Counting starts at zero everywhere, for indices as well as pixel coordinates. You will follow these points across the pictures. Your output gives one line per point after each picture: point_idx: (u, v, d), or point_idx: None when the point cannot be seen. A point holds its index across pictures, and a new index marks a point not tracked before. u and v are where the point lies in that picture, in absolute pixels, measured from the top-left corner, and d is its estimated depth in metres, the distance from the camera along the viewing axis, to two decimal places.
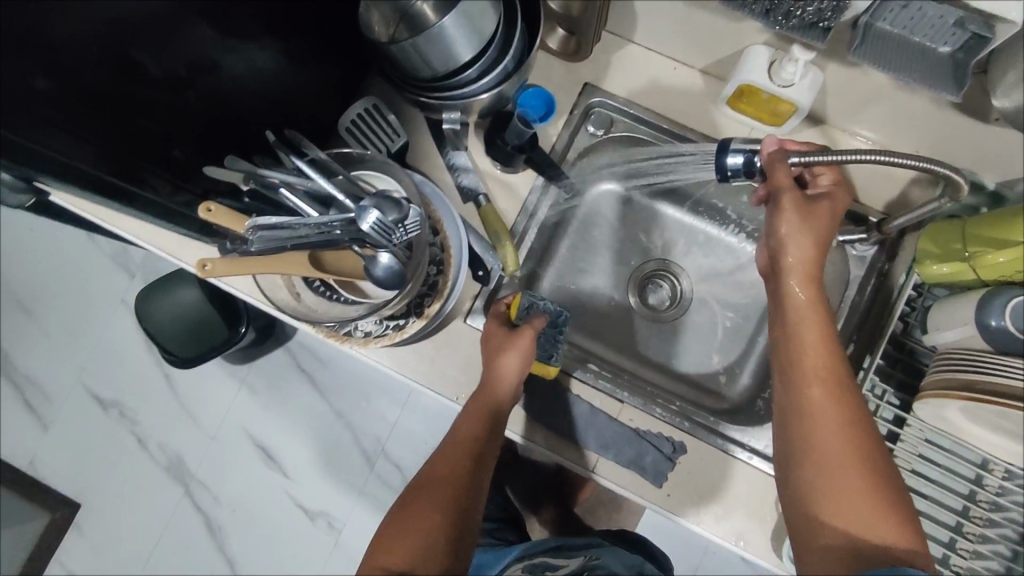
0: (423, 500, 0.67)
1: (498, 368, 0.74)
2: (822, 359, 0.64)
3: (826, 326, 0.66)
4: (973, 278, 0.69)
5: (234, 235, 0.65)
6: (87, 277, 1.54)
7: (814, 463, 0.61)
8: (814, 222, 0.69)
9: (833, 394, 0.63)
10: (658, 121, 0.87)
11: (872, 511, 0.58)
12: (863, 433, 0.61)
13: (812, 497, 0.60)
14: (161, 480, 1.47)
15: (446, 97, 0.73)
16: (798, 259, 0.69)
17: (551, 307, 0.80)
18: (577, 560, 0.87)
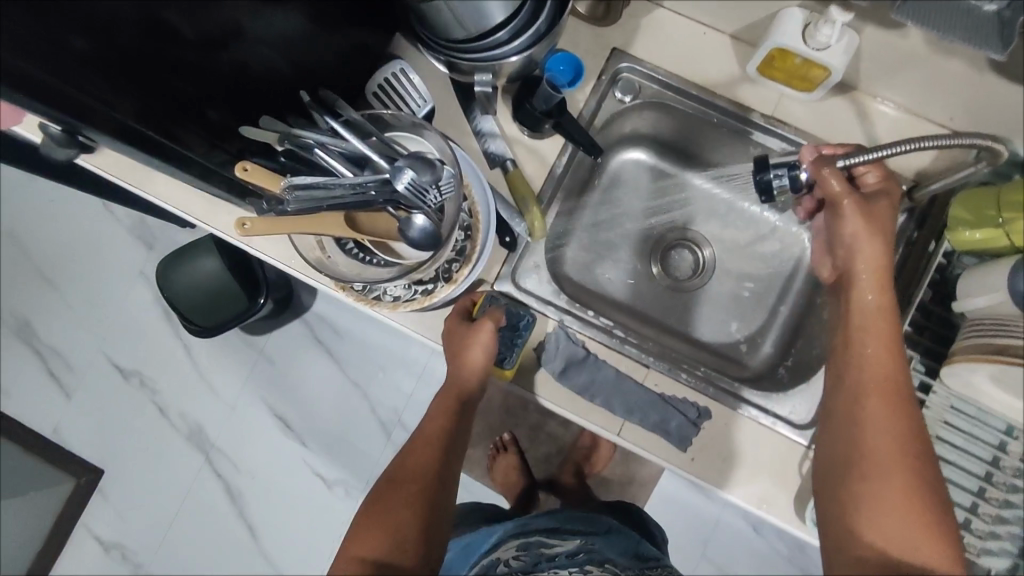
0: (399, 492, 0.74)
1: (460, 363, 0.77)
2: (881, 370, 0.68)
3: (892, 337, 0.70)
4: (1006, 243, 0.70)
5: (270, 195, 0.66)
6: (107, 248, 1.55)
7: (862, 474, 0.65)
8: (878, 228, 0.73)
9: (890, 404, 0.67)
10: (687, 87, 0.87)
11: (908, 519, 0.62)
12: (914, 444, 0.65)
13: (853, 501, 0.65)
14: (183, 448, 1.49)
15: (476, 58, 0.72)
16: (869, 268, 0.73)
17: (513, 310, 0.81)
18: (574, 541, 0.86)
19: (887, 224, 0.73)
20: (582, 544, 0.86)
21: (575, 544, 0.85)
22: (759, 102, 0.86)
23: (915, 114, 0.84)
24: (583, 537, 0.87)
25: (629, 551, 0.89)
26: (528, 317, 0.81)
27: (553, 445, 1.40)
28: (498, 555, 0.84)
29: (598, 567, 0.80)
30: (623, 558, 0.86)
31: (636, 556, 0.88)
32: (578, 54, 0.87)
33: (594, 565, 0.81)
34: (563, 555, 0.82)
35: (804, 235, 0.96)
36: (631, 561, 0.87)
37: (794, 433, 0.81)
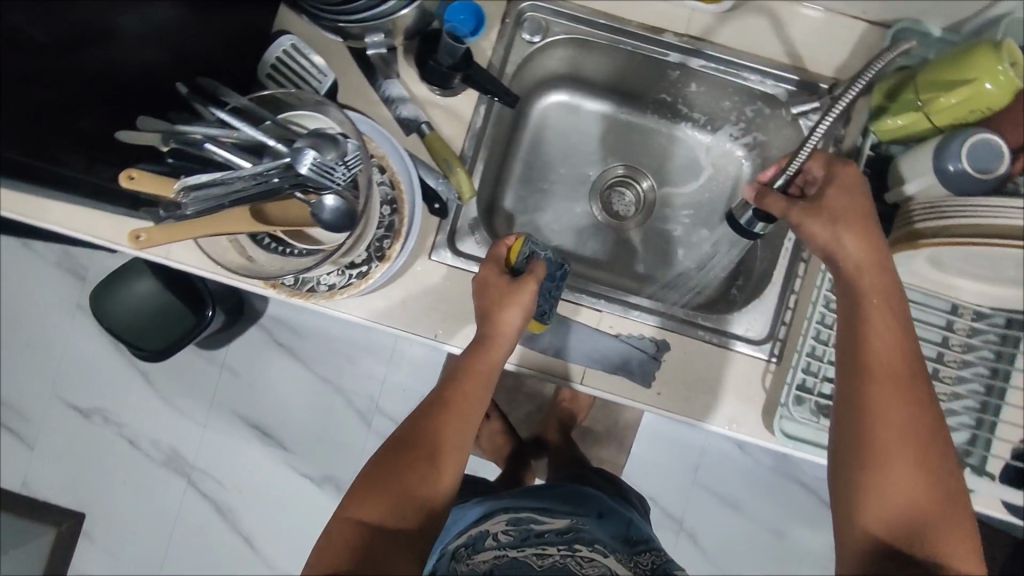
0: (405, 456, 0.66)
1: (498, 322, 0.72)
2: (888, 351, 0.60)
3: (899, 319, 0.61)
4: (928, 126, 0.70)
5: (166, 201, 0.61)
6: (36, 288, 1.46)
7: (870, 461, 0.57)
8: (835, 218, 0.66)
9: (906, 397, 0.58)
10: (596, 17, 0.84)
11: (928, 529, 0.55)
12: (932, 443, 0.57)
13: (867, 514, 0.56)
14: (162, 476, 1.45)
15: (366, 19, 0.67)
16: (852, 250, 0.65)
17: (551, 260, 0.78)
18: (564, 520, 0.82)
19: (860, 206, 0.66)
20: (572, 523, 0.82)
21: (566, 523, 0.81)
22: (669, 22, 0.84)
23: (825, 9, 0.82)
24: (573, 518, 0.83)
25: (618, 535, 0.84)
26: (565, 267, 0.78)
27: (532, 404, 1.40)
28: (487, 527, 0.79)
29: (587, 546, 0.76)
30: (612, 541, 0.81)
31: (625, 539, 0.83)
32: None
33: (583, 544, 0.76)
34: (552, 532, 0.78)
35: (738, 152, 0.94)
36: (620, 545, 0.81)
37: (751, 348, 0.81)
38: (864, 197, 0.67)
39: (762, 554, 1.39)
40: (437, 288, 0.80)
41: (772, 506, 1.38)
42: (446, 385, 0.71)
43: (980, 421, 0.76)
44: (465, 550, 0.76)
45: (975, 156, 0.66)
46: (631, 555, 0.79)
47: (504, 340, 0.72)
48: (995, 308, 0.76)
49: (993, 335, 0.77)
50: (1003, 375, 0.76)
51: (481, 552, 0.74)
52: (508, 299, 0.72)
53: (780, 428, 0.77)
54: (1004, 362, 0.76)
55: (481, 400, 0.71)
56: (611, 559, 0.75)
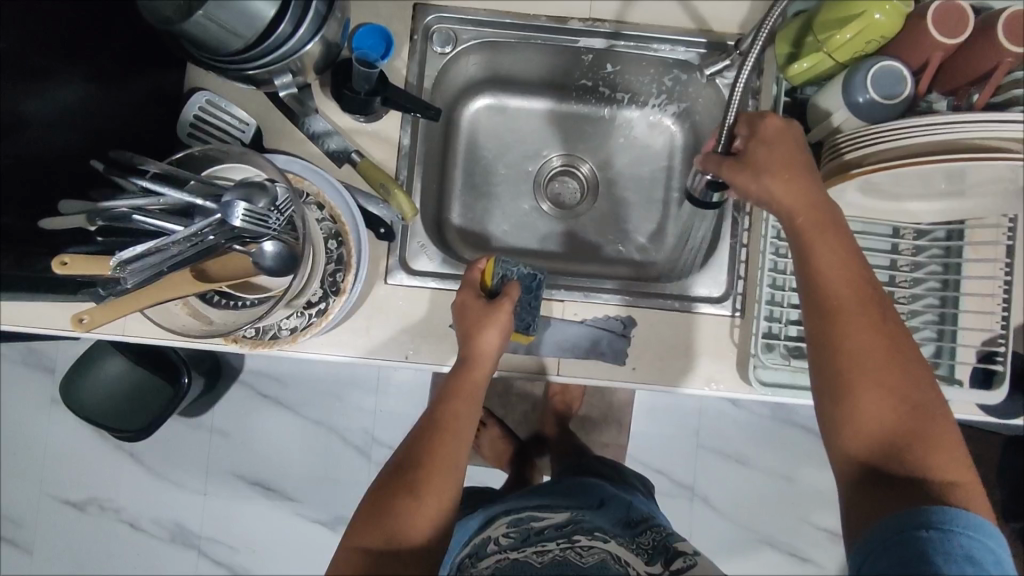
0: (404, 477, 0.66)
1: (477, 344, 0.73)
2: (842, 281, 0.60)
3: (847, 247, 0.62)
4: (831, 64, 0.72)
5: (104, 279, 0.61)
6: (5, 390, 1.43)
7: (840, 391, 0.58)
8: (773, 172, 0.66)
9: (869, 326, 0.59)
10: (500, 17, 0.85)
11: (912, 448, 0.55)
12: (902, 364, 0.58)
13: (845, 439, 0.58)
14: (171, 552, 1.42)
15: (269, 63, 0.66)
16: (790, 194, 0.64)
17: (524, 273, 0.80)
18: (562, 514, 0.84)
19: (789, 154, 0.66)
20: (571, 515, 0.83)
21: (564, 516, 0.83)
22: (573, 9, 0.85)
23: None
24: (572, 510, 0.85)
25: (618, 520, 0.84)
26: (539, 276, 0.80)
27: (526, 404, 1.39)
28: (488, 534, 0.80)
29: (586, 535, 0.78)
30: (612, 526, 0.82)
31: (625, 523, 0.84)
32: (381, 21, 0.82)
33: (583, 533, 0.79)
34: (552, 527, 0.80)
35: (668, 121, 0.96)
36: (621, 529, 0.82)
37: (714, 308, 0.83)
38: (791, 145, 0.67)
39: (776, 503, 1.40)
40: (398, 311, 0.80)
41: (776, 454, 1.40)
42: (434, 407, 0.71)
43: (943, 333, 0.78)
44: (469, 560, 0.76)
45: (879, 84, 0.68)
46: (632, 537, 0.80)
47: (486, 363, 0.74)
48: (933, 223, 0.78)
49: (936, 249, 0.80)
50: (954, 285, 0.78)
51: (484, 558, 0.75)
52: (486, 321, 0.74)
53: (756, 378, 0.78)
54: (952, 272, 0.78)
55: (470, 414, 0.71)
56: (611, 544, 0.78)
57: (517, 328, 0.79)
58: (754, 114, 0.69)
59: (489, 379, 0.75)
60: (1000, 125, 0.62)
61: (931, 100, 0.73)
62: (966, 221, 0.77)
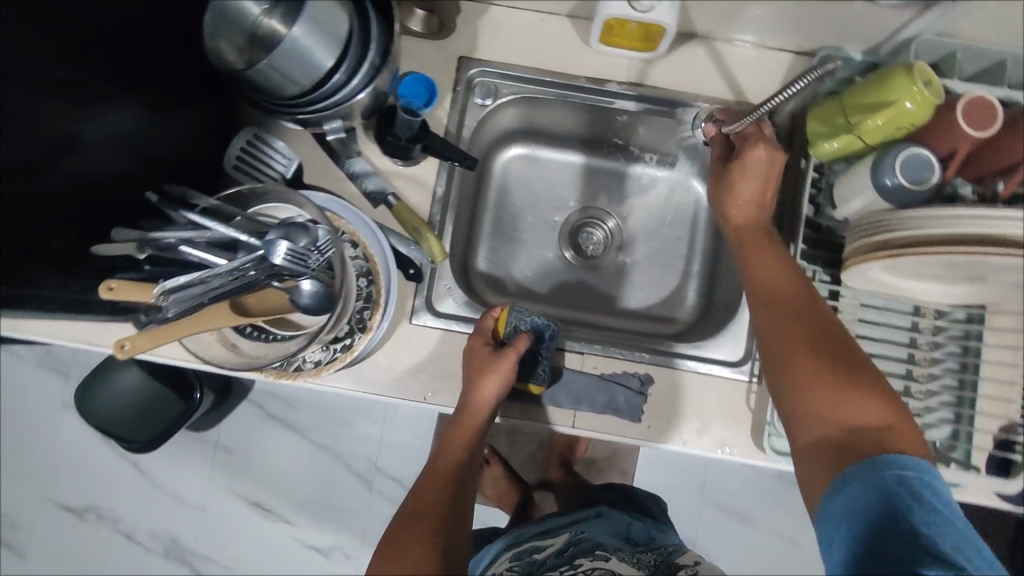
0: (416, 526, 0.63)
1: (479, 391, 0.75)
2: (776, 276, 0.67)
3: (780, 252, 0.70)
4: (861, 146, 0.74)
5: (145, 306, 0.63)
6: (19, 391, 1.44)
7: (780, 362, 0.61)
8: (735, 184, 0.74)
9: (793, 306, 0.64)
10: (541, 75, 0.88)
11: (848, 401, 0.56)
12: (833, 333, 0.61)
13: (796, 410, 0.59)
14: (164, 568, 1.41)
15: (321, 108, 0.69)
16: (737, 206, 0.74)
17: (538, 322, 0.81)
18: (562, 535, 0.84)
19: (756, 172, 0.73)
20: (571, 537, 0.83)
21: (565, 539, 0.82)
22: (611, 72, 0.88)
23: (756, 44, 0.88)
24: (570, 530, 0.84)
25: (617, 534, 0.85)
26: (553, 326, 0.81)
27: (532, 444, 1.38)
28: (491, 572, 0.78)
29: (589, 557, 0.77)
30: (613, 542, 0.83)
31: (625, 538, 0.85)
32: (427, 72, 0.86)
33: (584, 557, 0.77)
34: (553, 555, 0.79)
35: (695, 182, 0.99)
36: (620, 544, 0.83)
37: (732, 372, 0.84)
38: (763, 163, 0.73)
39: (778, 567, 1.38)
40: (421, 351, 0.81)
41: (781, 516, 1.39)
42: (441, 456, 0.73)
43: (959, 415, 0.78)
44: None
45: (907, 169, 0.70)
46: (633, 553, 0.80)
47: (486, 410, 0.76)
48: (954, 305, 0.79)
49: (956, 330, 0.81)
50: (973, 368, 0.78)
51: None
52: (489, 369, 0.76)
53: (770, 446, 0.79)
54: (972, 355, 0.79)
55: (471, 461, 0.73)
56: (614, 560, 0.77)
57: (531, 379, 0.81)
58: (754, 134, 0.75)
59: (490, 426, 0.77)
60: (997, 217, 0.64)
61: (958, 186, 0.74)
62: (987, 306, 0.78)
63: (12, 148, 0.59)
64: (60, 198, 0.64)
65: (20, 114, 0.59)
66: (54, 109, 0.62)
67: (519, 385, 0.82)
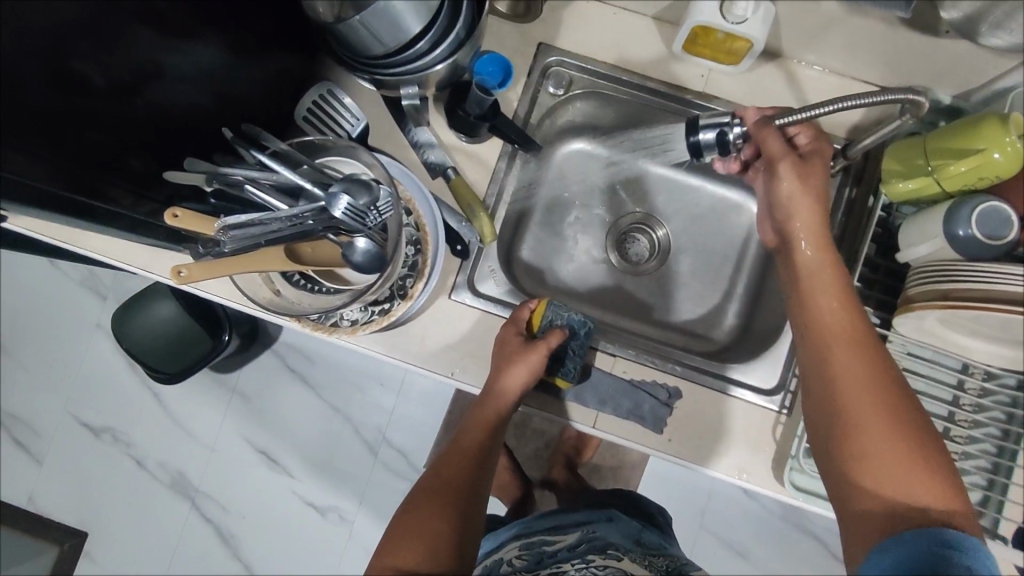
0: (436, 502, 0.67)
1: (504, 380, 0.74)
2: (840, 319, 0.64)
3: (845, 291, 0.66)
4: (938, 191, 0.72)
5: (205, 239, 0.65)
6: (60, 306, 1.49)
7: (839, 418, 0.59)
8: (812, 185, 0.70)
9: (857, 354, 0.61)
10: (617, 73, 0.87)
11: (907, 471, 0.54)
12: (899, 394, 0.58)
13: (852, 471, 0.57)
14: (166, 498, 1.45)
15: (400, 73, 0.70)
16: (804, 222, 0.70)
17: (575, 319, 0.80)
18: (573, 533, 0.84)
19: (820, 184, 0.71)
20: (582, 535, 0.83)
21: (576, 535, 0.84)
22: (688, 80, 0.87)
23: (840, 73, 0.85)
24: (583, 529, 0.85)
25: (630, 535, 0.85)
26: (589, 324, 0.80)
27: (541, 440, 1.37)
28: (501, 557, 0.82)
29: (600, 555, 0.78)
30: (625, 542, 0.83)
31: (638, 541, 0.85)
32: (504, 53, 0.86)
33: (596, 554, 0.79)
34: (565, 549, 0.81)
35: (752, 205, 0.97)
36: (632, 544, 0.83)
37: (762, 400, 0.82)
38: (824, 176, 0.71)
39: None
40: (455, 327, 0.82)
41: (779, 556, 1.36)
42: (463, 435, 0.74)
43: (992, 483, 0.75)
44: None
45: (984, 222, 0.67)
46: (645, 554, 0.81)
47: (510, 398, 0.74)
48: (1006, 369, 0.76)
49: (1004, 396, 0.77)
50: (1016, 437, 0.75)
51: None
52: (518, 357, 0.75)
53: (789, 481, 0.77)
54: (1016, 424, 0.76)
55: (493, 449, 0.74)
56: (624, 561, 0.77)
57: (559, 372, 0.80)
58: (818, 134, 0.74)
59: (513, 414, 0.76)
60: None
61: None
62: None
63: (102, 70, 0.62)
64: (140, 123, 0.66)
65: (113, 33, 0.62)
66: (147, 36, 0.64)
67: (546, 377, 0.81)
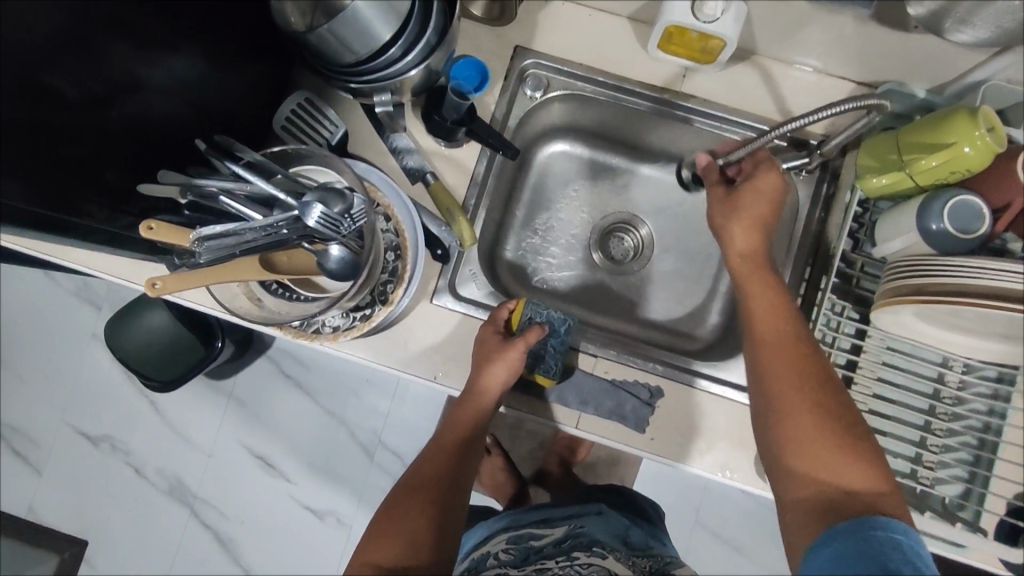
0: (416, 498, 0.67)
1: (485, 377, 0.75)
2: (773, 322, 0.67)
3: (780, 295, 0.69)
4: (910, 185, 0.72)
5: (182, 250, 0.66)
6: (55, 317, 1.50)
7: (775, 415, 0.62)
8: (745, 212, 0.74)
9: (789, 360, 0.64)
10: (594, 74, 0.87)
11: (836, 461, 0.57)
12: (828, 391, 0.61)
13: (789, 466, 0.60)
14: (165, 506, 1.46)
15: (372, 80, 0.71)
16: (744, 236, 0.73)
17: (554, 316, 0.80)
18: (560, 529, 0.85)
19: (767, 204, 0.73)
20: (568, 530, 0.85)
21: (563, 531, 0.85)
22: (665, 79, 0.87)
23: (815, 69, 0.85)
24: (571, 523, 0.86)
25: (616, 533, 0.86)
26: (569, 322, 0.80)
27: (535, 440, 1.38)
28: (487, 550, 0.82)
29: (585, 552, 0.79)
30: (612, 541, 0.84)
31: (624, 540, 0.86)
32: (480, 57, 0.87)
33: (582, 551, 0.79)
34: (551, 545, 0.82)
35: None
36: (619, 543, 0.84)
37: (745, 397, 0.83)
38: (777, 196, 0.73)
39: None
40: (437, 331, 0.82)
41: (775, 551, 1.36)
42: (445, 433, 0.75)
43: (974, 476, 0.76)
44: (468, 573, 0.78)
45: (957, 216, 0.68)
46: (630, 554, 0.82)
47: (491, 396, 0.75)
48: (985, 362, 0.76)
49: (984, 388, 0.78)
50: (996, 430, 0.76)
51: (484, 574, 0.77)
52: (497, 355, 0.75)
53: (772, 477, 0.77)
54: (996, 416, 0.76)
55: (473, 444, 0.75)
56: (610, 559, 0.79)
57: (540, 370, 0.80)
58: (762, 158, 0.76)
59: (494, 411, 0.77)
60: None
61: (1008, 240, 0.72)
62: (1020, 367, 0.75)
63: (76, 83, 0.61)
64: (116, 136, 0.66)
65: (87, 46, 0.62)
66: (121, 50, 0.64)
67: (528, 375, 0.81)
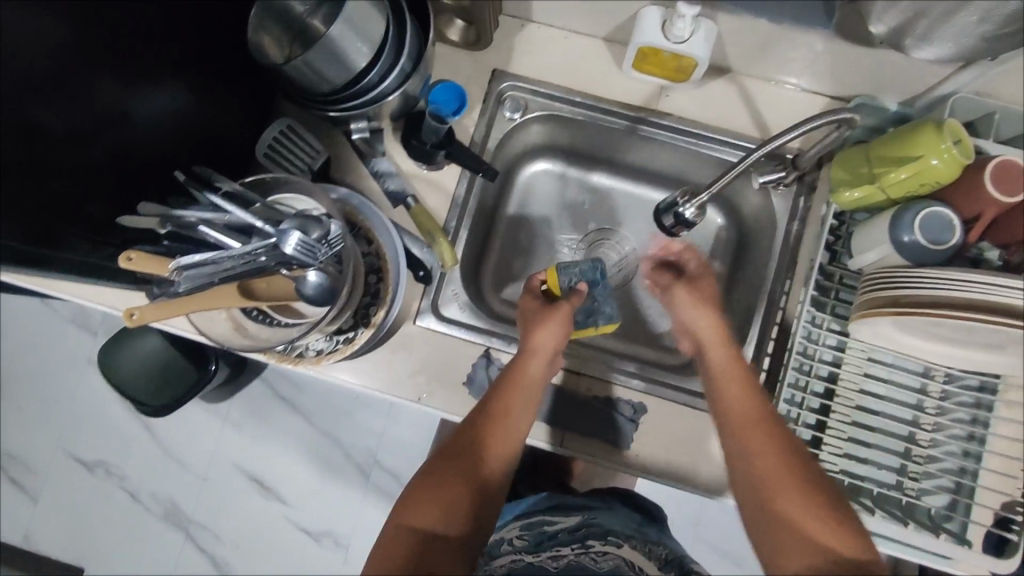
0: (462, 462, 0.65)
1: (536, 343, 0.75)
2: (745, 405, 0.68)
3: (748, 381, 0.71)
4: (882, 198, 0.73)
5: (160, 279, 0.67)
6: (51, 344, 1.51)
7: (766, 496, 0.61)
8: (704, 299, 0.81)
9: (765, 436, 0.64)
10: (570, 94, 0.89)
11: (827, 529, 0.57)
12: (805, 462, 0.62)
13: (779, 547, 0.58)
14: (160, 531, 1.45)
15: (350, 108, 0.72)
16: (707, 328, 0.78)
17: (587, 267, 0.85)
18: (575, 515, 0.83)
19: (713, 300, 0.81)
20: (584, 518, 0.82)
21: (578, 518, 0.82)
22: (641, 98, 0.89)
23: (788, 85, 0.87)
24: (586, 511, 0.84)
25: (632, 522, 0.85)
26: (599, 265, 0.86)
27: None
28: (502, 535, 0.82)
29: (599, 539, 0.79)
30: (626, 528, 0.83)
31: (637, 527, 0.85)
32: (459, 81, 0.88)
33: (596, 538, 0.79)
34: (565, 532, 0.80)
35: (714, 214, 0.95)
36: (633, 531, 0.83)
37: None
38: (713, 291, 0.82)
39: None
40: (420, 352, 0.83)
41: None
42: (491, 396, 0.71)
43: (960, 485, 0.76)
44: (484, 557, 0.78)
45: (927, 228, 0.69)
46: (644, 541, 0.82)
47: (541, 361, 0.75)
48: (966, 371, 0.77)
49: (967, 397, 0.78)
50: (980, 439, 0.76)
51: (498, 559, 0.76)
52: (545, 318, 0.77)
53: None
54: (980, 425, 0.76)
55: (526, 414, 0.72)
56: (625, 548, 0.78)
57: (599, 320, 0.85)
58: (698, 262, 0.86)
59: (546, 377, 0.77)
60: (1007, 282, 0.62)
61: (983, 249, 0.72)
62: (1002, 376, 0.75)
63: (61, 119, 0.63)
64: (101, 169, 0.67)
65: (70, 83, 0.63)
66: (104, 85, 0.66)
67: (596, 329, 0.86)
